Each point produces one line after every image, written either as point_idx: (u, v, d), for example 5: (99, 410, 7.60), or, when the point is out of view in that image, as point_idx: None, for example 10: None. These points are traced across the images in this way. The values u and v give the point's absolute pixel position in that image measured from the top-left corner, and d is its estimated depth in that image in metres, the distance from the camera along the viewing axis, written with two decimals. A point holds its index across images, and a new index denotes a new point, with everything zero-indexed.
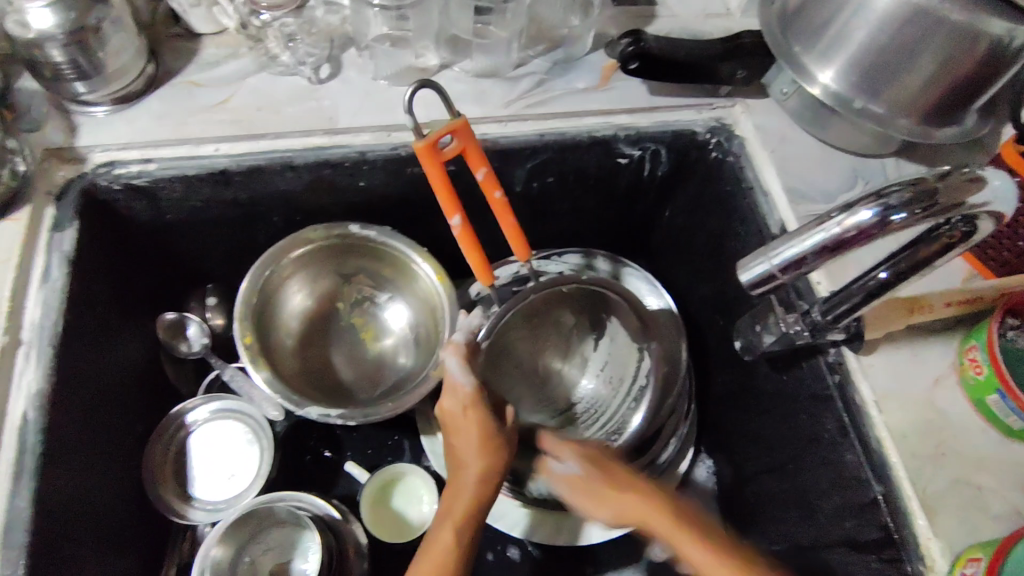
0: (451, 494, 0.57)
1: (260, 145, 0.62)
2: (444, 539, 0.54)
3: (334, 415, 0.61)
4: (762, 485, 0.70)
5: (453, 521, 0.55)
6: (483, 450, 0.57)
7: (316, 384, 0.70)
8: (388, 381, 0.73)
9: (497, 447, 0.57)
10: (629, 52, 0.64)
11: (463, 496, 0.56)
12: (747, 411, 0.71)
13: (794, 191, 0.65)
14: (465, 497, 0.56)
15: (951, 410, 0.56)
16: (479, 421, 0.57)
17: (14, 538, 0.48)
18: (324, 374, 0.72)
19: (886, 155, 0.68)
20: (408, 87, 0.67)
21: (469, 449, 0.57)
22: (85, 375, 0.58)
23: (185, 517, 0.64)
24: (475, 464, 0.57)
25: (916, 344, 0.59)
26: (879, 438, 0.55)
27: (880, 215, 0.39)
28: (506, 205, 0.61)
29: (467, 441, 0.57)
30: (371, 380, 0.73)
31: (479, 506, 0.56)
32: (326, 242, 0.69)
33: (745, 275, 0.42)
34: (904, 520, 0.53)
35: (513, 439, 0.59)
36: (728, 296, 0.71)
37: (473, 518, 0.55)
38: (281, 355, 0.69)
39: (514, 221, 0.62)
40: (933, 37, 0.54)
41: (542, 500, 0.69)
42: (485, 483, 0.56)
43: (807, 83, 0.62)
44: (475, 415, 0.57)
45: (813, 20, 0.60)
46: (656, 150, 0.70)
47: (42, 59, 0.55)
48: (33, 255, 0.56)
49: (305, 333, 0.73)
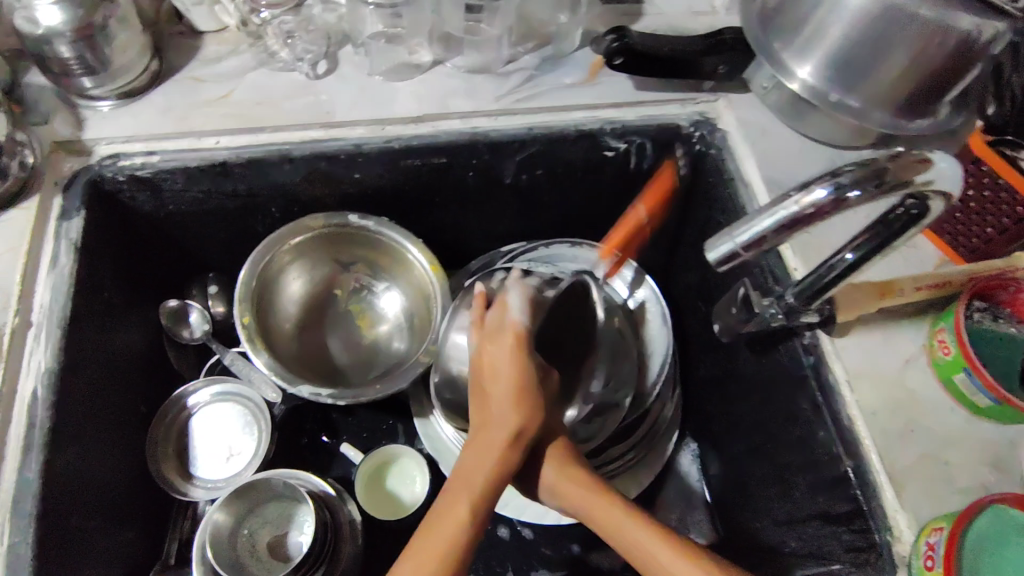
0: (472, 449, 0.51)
1: (259, 138, 0.65)
2: (466, 502, 0.48)
3: (323, 394, 0.64)
4: (743, 467, 0.72)
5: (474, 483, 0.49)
6: (520, 398, 0.52)
7: (312, 368, 0.73)
8: (382, 366, 0.75)
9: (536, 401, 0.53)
10: (614, 48, 0.67)
11: (492, 448, 0.50)
12: (729, 396, 0.74)
13: (773, 181, 0.67)
14: (491, 452, 0.50)
15: (920, 390, 0.59)
16: (521, 367, 0.54)
17: (23, 508, 0.50)
18: (321, 358, 0.75)
19: (863, 147, 0.70)
20: (402, 83, 0.69)
21: (505, 393, 0.53)
22: (91, 356, 0.60)
23: (186, 495, 0.67)
24: (508, 414, 0.52)
25: (888, 328, 0.61)
26: (850, 417, 0.58)
27: (835, 193, 0.41)
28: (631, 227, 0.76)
29: (502, 387, 0.53)
30: (365, 365, 0.76)
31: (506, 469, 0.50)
32: (324, 231, 0.71)
33: (711, 254, 0.45)
34: (873, 493, 0.55)
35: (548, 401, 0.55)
36: (711, 284, 0.73)
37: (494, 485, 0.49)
38: (279, 338, 0.72)
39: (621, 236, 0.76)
40: (902, 33, 0.57)
41: None
42: (518, 438, 0.51)
43: (787, 79, 0.64)
44: (520, 363, 0.54)
45: (790, 17, 0.63)
46: (642, 143, 0.73)
47: (51, 55, 0.58)
48: (42, 241, 0.58)
49: (304, 319, 0.76)
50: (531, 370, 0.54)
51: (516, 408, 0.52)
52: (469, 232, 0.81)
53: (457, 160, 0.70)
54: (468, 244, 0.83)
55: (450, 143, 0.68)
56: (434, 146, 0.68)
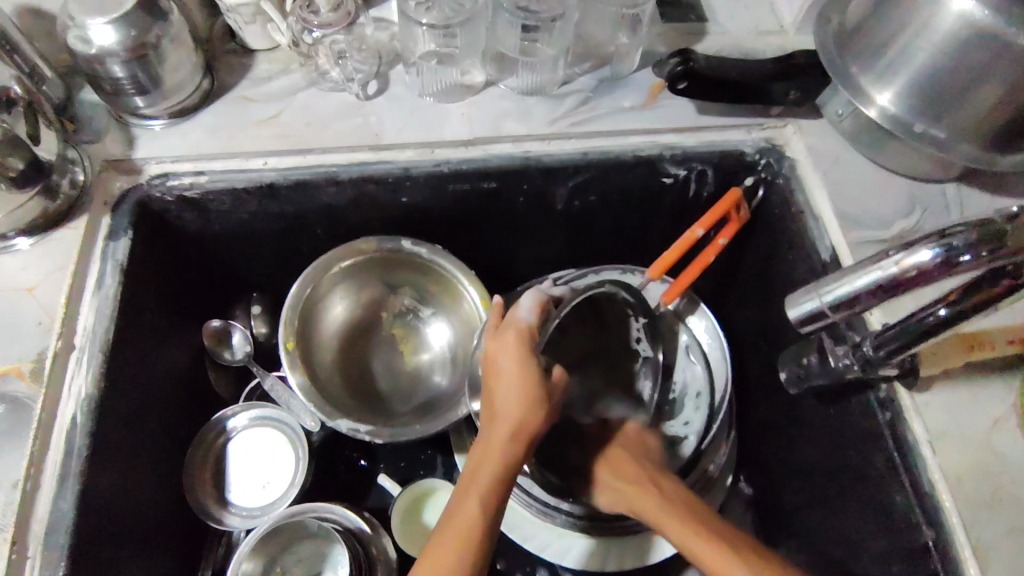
0: (481, 448, 0.54)
1: (307, 160, 0.63)
2: (475, 500, 0.50)
3: (361, 430, 0.63)
4: (804, 520, 0.67)
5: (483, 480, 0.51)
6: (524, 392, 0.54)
7: (354, 393, 0.71)
8: (423, 396, 0.73)
9: (539, 400, 0.55)
10: (678, 72, 0.63)
11: (496, 445, 0.52)
12: (791, 443, 0.69)
13: (848, 216, 0.63)
14: (497, 450, 0.52)
15: (1011, 454, 0.53)
16: (524, 366, 0.55)
17: (55, 540, 0.49)
18: (362, 383, 0.73)
19: (947, 181, 0.65)
20: (454, 105, 0.67)
21: (512, 392, 0.54)
22: (132, 380, 0.59)
23: (222, 523, 0.65)
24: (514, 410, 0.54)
25: (976, 383, 0.55)
26: (932, 481, 0.52)
27: (941, 256, 0.38)
28: (681, 248, 0.70)
29: (508, 383, 0.55)
30: (407, 394, 0.74)
31: (513, 464, 0.52)
32: (373, 255, 0.70)
33: (794, 311, 0.43)
34: (957, 569, 0.50)
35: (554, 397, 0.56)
36: (775, 322, 0.69)
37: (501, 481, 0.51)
38: (323, 360, 0.70)
39: (671, 257, 0.70)
40: (1000, 62, 0.52)
41: (593, 526, 0.68)
42: (521, 434, 0.53)
43: (864, 105, 0.59)
44: (522, 364, 0.55)
45: (870, 41, 0.58)
46: (703, 170, 0.68)
47: (103, 74, 0.57)
48: (89, 262, 0.58)
49: (347, 342, 0.74)
50: (537, 367, 0.56)
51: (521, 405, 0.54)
52: (517, 258, 0.79)
53: (508, 184, 0.67)
54: (516, 268, 0.81)
55: (500, 169, 0.65)
56: (484, 171, 0.65)
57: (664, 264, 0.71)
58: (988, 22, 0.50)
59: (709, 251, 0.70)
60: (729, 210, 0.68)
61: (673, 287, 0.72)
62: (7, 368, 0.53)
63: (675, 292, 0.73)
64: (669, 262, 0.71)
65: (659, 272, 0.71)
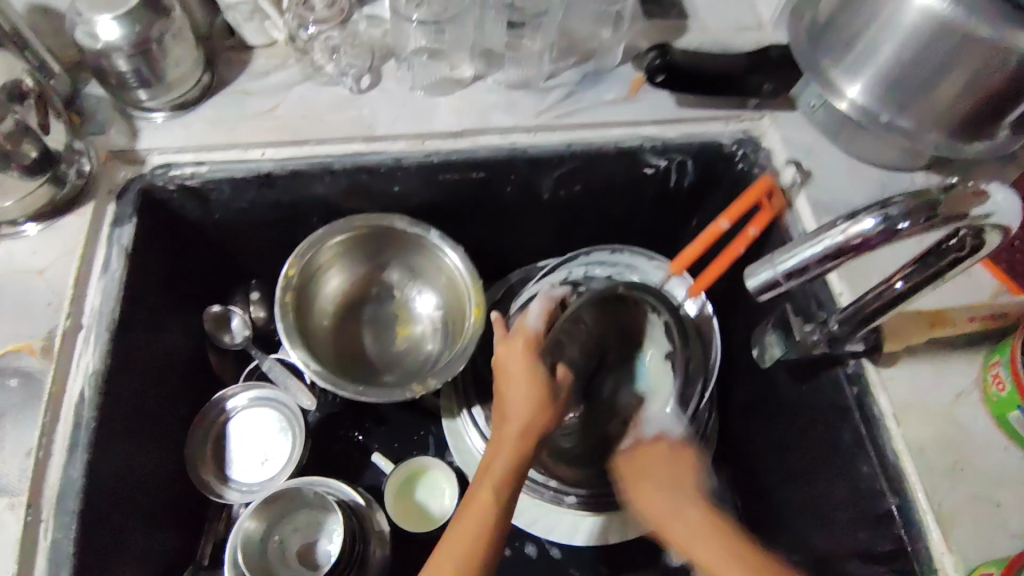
0: (493, 447, 0.57)
1: (303, 151, 0.66)
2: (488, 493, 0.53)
3: (311, 366, 0.65)
4: (779, 495, 0.71)
5: (494, 478, 0.54)
6: (533, 400, 0.57)
7: (340, 357, 0.75)
8: (399, 375, 0.76)
9: (549, 404, 0.58)
10: (656, 65, 0.66)
11: (507, 441, 0.56)
12: (768, 421, 0.72)
13: (821, 204, 0.66)
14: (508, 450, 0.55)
15: (972, 426, 0.56)
16: (532, 371, 0.59)
17: (66, 506, 0.52)
18: (351, 351, 0.76)
19: (916, 169, 0.68)
20: (443, 98, 0.70)
21: (522, 398, 0.58)
22: (140, 358, 0.63)
23: (222, 497, 0.69)
24: (522, 416, 0.57)
25: (939, 360, 0.58)
26: (895, 451, 0.55)
27: (883, 224, 0.42)
28: (705, 241, 0.69)
29: (518, 390, 0.58)
30: (386, 369, 0.77)
31: (522, 461, 0.55)
32: (382, 232, 0.72)
33: (752, 281, 0.46)
34: (918, 533, 0.53)
35: (559, 396, 0.60)
36: (753, 305, 0.72)
37: (511, 480, 0.54)
38: (319, 316, 0.74)
39: (713, 266, 0.71)
40: (958, 56, 0.55)
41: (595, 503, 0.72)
42: (530, 436, 0.56)
43: (835, 98, 0.62)
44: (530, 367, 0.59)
45: (840, 35, 0.61)
46: (682, 161, 0.72)
47: (109, 68, 0.60)
48: (95, 247, 0.61)
49: (346, 310, 0.77)
50: (543, 374, 0.59)
51: (529, 409, 0.57)
52: (507, 246, 0.82)
53: (496, 175, 0.70)
54: (506, 255, 0.84)
55: (489, 159, 0.68)
56: (473, 161, 0.68)
57: (684, 260, 0.72)
58: (951, 15, 0.53)
59: (739, 242, 0.69)
60: (759, 197, 0.67)
61: (697, 284, 0.73)
62: (20, 345, 0.56)
63: (701, 288, 0.73)
64: (706, 280, 0.71)
65: (681, 267, 0.73)
